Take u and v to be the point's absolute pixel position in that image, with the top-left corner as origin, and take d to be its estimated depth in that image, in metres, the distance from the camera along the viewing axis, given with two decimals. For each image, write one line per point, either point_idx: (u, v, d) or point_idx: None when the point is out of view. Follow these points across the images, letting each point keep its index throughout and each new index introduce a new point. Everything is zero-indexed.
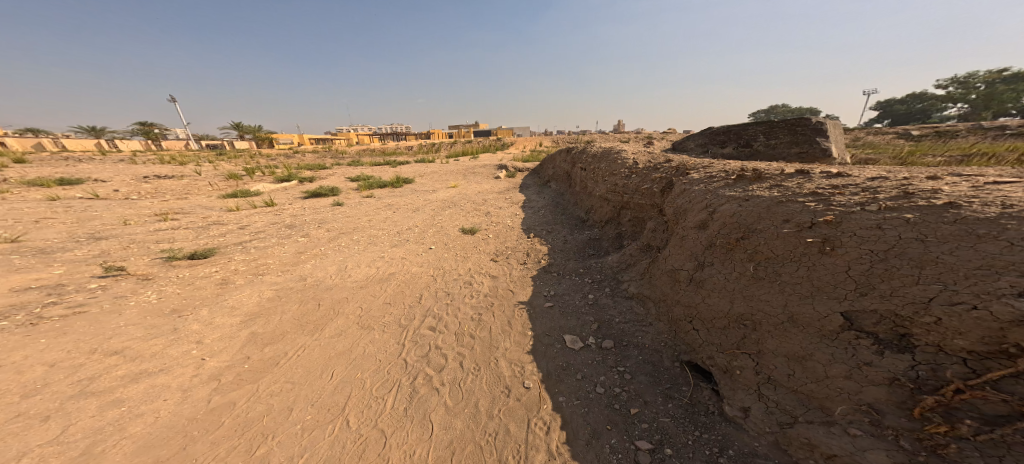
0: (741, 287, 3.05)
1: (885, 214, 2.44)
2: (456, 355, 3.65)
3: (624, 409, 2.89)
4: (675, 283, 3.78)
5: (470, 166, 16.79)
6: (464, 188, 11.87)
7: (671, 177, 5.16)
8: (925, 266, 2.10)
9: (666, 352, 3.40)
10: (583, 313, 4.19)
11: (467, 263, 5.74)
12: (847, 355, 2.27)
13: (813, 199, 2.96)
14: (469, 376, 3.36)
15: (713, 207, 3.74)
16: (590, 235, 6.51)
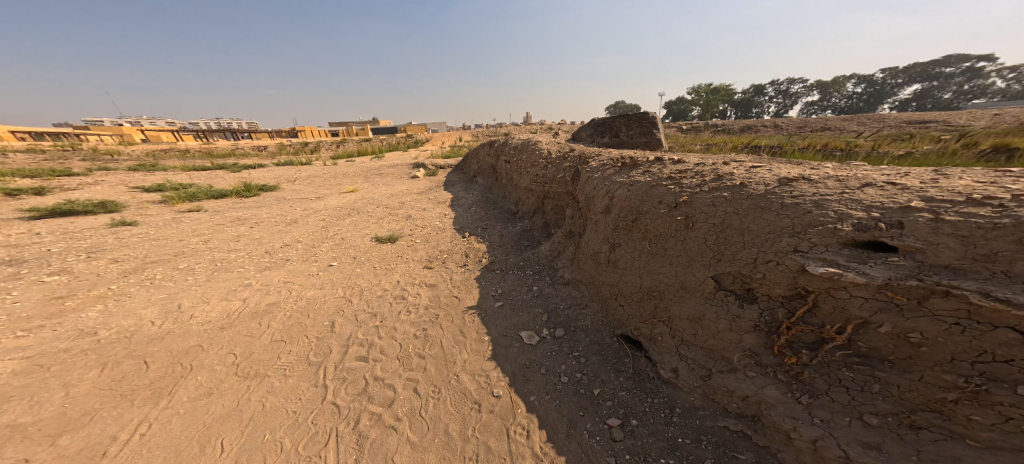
0: (643, 263, 3.50)
1: (716, 193, 3.13)
2: (407, 382, 3.29)
3: (588, 392, 3.04)
4: (596, 266, 4.11)
5: (378, 168, 15.42)
6: (373, 192, 10.78)
7: (576, 165, 5.56)
8: (743, 233, 2.76)
9: (605, 329, 3.67)
10: (531, 306, 4.25)
11: (394, 275, 5.25)
12: (724, 311, 2.77)
13: (668, 184, 3.64)
14: (428, 401, 3.07)
15: (611, 192, 4.24)
16: (520, 227, 6.60)
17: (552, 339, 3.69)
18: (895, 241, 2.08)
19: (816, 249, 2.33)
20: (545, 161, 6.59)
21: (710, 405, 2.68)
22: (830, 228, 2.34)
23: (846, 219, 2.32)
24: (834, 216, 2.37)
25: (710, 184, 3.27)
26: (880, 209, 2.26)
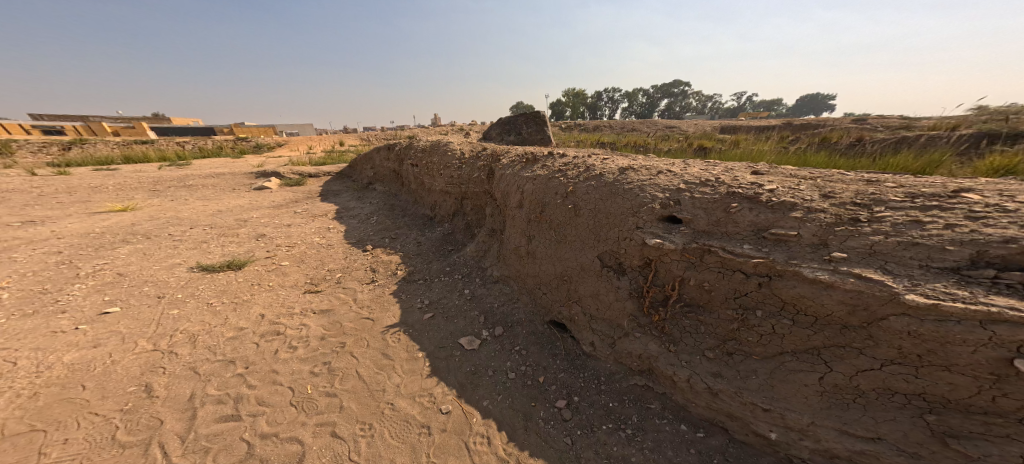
0: (548, 251, 3.69)
1: (590, 182, 3.46)
2: (320, 428, 2.68)
3: (534, 381, 3.13)
4: (514, 258, 4.22)
5: (210, 173, 11.83)
6: (204, 206, 8.19)
7: (490, 163, 5.39)
8: (597, 217, 3.21)
9: (537, 318, 3.76)
10: (468, 311, 4.08)
11: (252, 307, 4.10)
12: (609, 285, 3.09)
13: (545, 178, 3.96)
14: (360, 442, 2.58)
15: (522, 186, 4.22)
16: (441, 231, 6.24)
17: (494, 338, 3.65)
18: (681, 215, 2.75)
19: (648, 225, 2.85)
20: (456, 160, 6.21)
21: (622, 367, 2.97)
22: (646, 207, 2.92)
23: (656, 200, 2.92)
24: (650, 198, 2.96)
25: (562, 178, 3.76)
26: (676, 190, 2.93)
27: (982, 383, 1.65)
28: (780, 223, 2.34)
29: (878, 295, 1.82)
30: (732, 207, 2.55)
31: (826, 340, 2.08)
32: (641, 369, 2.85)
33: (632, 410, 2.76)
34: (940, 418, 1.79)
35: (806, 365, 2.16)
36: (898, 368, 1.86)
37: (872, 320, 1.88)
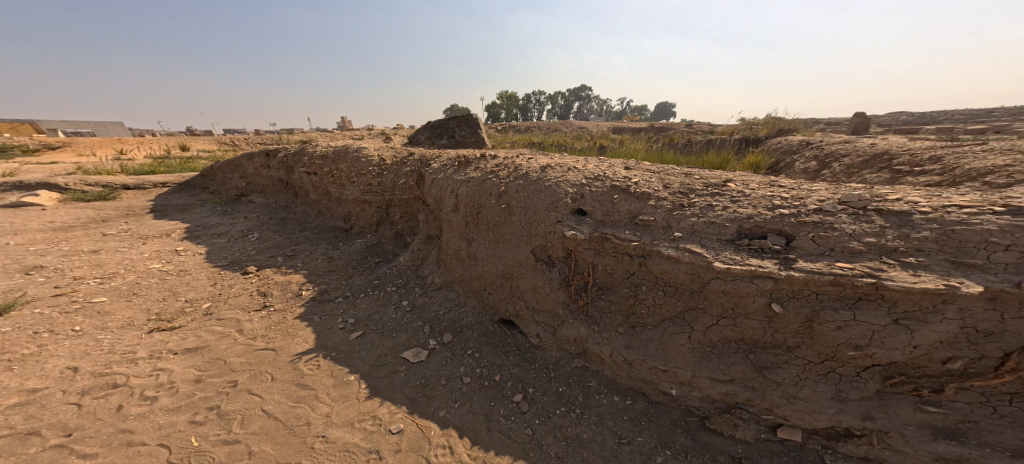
0: (467, 258, 2.74)
1: (518, 180, 2.51)
2: None
3: (493, 380, 2.20)
4: (426, 255, 3.40)
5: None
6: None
7: (418, 167, 3.83)
8: (505, 216, 2.45)
9: (487, 319, 2.61)
10: (399, 317, 2.85)
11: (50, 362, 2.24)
12: (551, 284, 2.23)
13: (440, 174, 3.33)
14: None
15: (455, 191, 2.89)
16: (361, 245, 4.18)
17: (423, 339, 2.58)
18: (582, 205, 2.18)
19: (566, 218, 2.16)
20: (375, 163, 4.19)
21: (567, 352, 2.18)
22: (559, 201, 2.23)
23: (566, 191, 2.26)
24: (563, 192, 2.26)
25: (446, 174, 3.21)
26: (586, 180, 2.33)
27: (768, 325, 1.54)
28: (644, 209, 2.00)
29: (695, 266, 1.66)
30: (613, 196, 2.14)
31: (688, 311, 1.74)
32: (576, 352, 2.14)
33: (579, 392, 2.02)
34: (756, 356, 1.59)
35: (676, 329, 1.79)
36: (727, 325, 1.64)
37: (702, 283, 1.66)
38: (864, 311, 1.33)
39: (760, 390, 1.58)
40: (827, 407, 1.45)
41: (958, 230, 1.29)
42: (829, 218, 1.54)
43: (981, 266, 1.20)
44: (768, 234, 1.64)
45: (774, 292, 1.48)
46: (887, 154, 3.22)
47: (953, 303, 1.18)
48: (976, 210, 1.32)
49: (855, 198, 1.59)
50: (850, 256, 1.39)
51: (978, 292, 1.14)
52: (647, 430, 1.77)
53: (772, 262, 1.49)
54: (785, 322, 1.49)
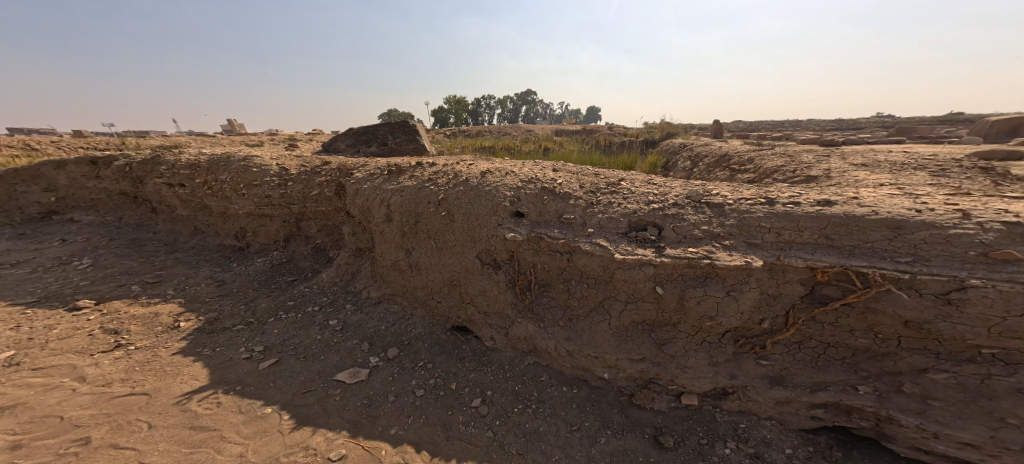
0: (404, 272, 2.36)
1: (461, 187, 2.20)
2: None
3: (452, 387, 1.91)
4: (357, 270, 2.78)
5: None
6: None
7: (341, 179, 2.92)
8: (445, 224, 2.15)
9: (438, 328, 2.25)
10: (330, 338, 2.25)
11: None
12: (495, 286, 2.05)
13: (368, 183, 2.66)
14: None
15: (387, 201, 2.42)
16: (263, 266, 3.17)
17: (360, 358, 2.08)
18: (518, 207, 2.05)
19: (505, 220, 2.01)
20: (274, 172, 3.20)
21: (520, 350, 2.01)
22: (497, 205, 2.06)
23: (504, 194, 2.09)
24: (501, 195, 2.08)
25: (375, 183, 2.62)
26: (521, 182, 2.18)
27: (656, 307, 1.68)
28: (564, 208, 2.00)
29: (607, 260, 1.73)
30: (544, 198, 2.06)
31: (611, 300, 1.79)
32: (527, 349, 1.98)
33: (532, 388, 1.86)
34: (658, 335, 1.71)
35: (599, 317, 1.81)
36: (635, 314, 1.74)
37: (611, 274, 1.73)
38: (709, 286, 1.56)
39: (656, 364, 1.69)
40: (700, 371, 1.62)
41: (747, 217, 1.64)
42: (678, 210, 1.80)
43: (758, 245, 1.55)
44: (646, 225, 1.82)
45: (655, 276, 1.64)
46: (727, 156, 4.09)
47: (750, 274, 1.50)
48: (756, 202, 1.71)
49: (693, 194, 1.90)
50: (686, 244, 1.65)
51: (765, 264, 1.47)
52: (591, 415, 1.72)
53: (645, 251, 1.67)
54: (666, 302, 1.64)
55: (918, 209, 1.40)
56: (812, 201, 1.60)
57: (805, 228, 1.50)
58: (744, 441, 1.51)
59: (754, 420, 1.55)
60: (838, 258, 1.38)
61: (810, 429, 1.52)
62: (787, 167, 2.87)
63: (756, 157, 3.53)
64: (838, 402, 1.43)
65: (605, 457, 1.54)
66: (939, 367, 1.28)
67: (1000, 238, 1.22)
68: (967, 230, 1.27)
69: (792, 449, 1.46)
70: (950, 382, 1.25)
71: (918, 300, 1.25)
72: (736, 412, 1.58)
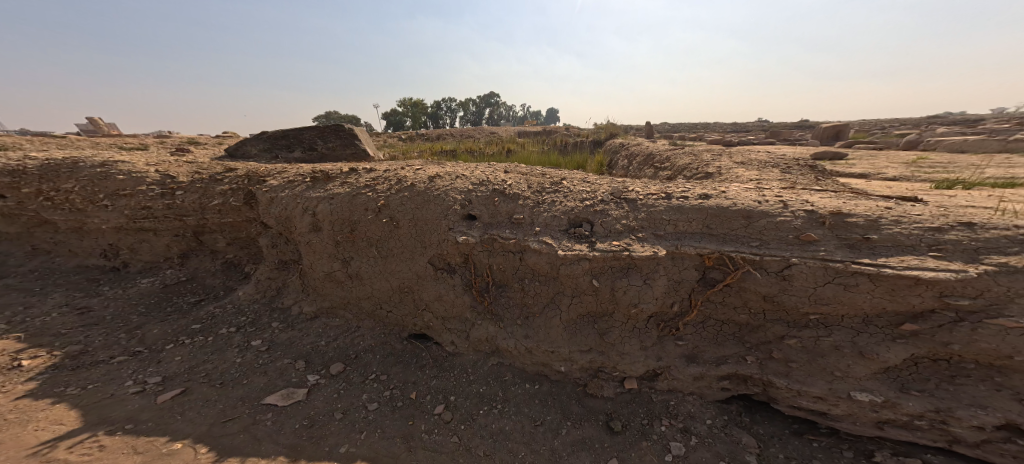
0: (344, 283, 2.25)
1: (404, 193, 2.13)
2: None
3: (407, 396, 1.84)
4: (284, 285, 2.55)
5: None
6: None
7: (253, 186, 2.67)
8: (390, 231, 2.08)
9: (391, 336, 2.17)
10: (246, 359, 2.03)
11: None
12: (453, 291, 2.02)
13: (286, 191, 2.48)
14: None
15: (312, 210, 2.29)
16: (150, 287, 2.74)
17: (295, 376, 1.93)
18: (470, 210, 2.02)
19: (457, 224, 1.98)
20: (151, 179, 2.85)
21: (482, 351, 1.99)
22: (449, 208, 2.02)
23: (455, 197, 2.05)
24: (452, 199, 2.04)
25: (294, 191, 2.45)
26: (472, 185, 2.15)
27: (595, 298, 1.78)
28: (504, 207, 2.02)
29: (552, 258, 1.79)
30: (494, 199, 2.06)
31: (556, 295, 1.85)
32: (490, 350, 1.97)
33: (496, 388, 1.85)
34: (604, 325, 1.81)
35: (552, 313, 1.87)
36: (580, 307, 1.82)
37: (557, 270, 1.80)
38: (631, 276, 1.71)
39: (600, 353, 1.79)
40: (633, 355, 1.75)
41: (653, 212, 1.83)
42: (605, 206, 1.94)
43: (664, 235, 1.75)
44: (580, 221, 1.93)
45: (591, 270, 1.74)
46: (653, 155, 4.50)
47: (662, 263, 1.68)
48: (659, 197, 1.92)
49: (615, 191, 2.06)
50: (610, 238, 1.79)
51: (670, 252, 1.67)
52: (552, 409, 1.75)
53: (580, 246, 1.77)
54: (602, 293, 1.75)
55: (761, 203, 1.72)
56: (695, 196, 1.86)
57: (693, 219, 1.74)
58: (676, 417, 1.64)
59: (680, 397, 1.70)
60: (717, 245, 1.63)
61: (724, 400, 1.71)
62: (696, 169, 3.24)
63: (674, 158, 3.93)
64: (736, 372, 1.63)
65: (566, 448, 1.58)
66: (791, 334, 1.54)
67: (807, 224, 1.56)
68: (791, 218, 1.59)
69: (710, 419, 1.62)
70: (797, 345, 1.52)
71: (767, 277, 1.52)
72: (666, 391, 1.72)
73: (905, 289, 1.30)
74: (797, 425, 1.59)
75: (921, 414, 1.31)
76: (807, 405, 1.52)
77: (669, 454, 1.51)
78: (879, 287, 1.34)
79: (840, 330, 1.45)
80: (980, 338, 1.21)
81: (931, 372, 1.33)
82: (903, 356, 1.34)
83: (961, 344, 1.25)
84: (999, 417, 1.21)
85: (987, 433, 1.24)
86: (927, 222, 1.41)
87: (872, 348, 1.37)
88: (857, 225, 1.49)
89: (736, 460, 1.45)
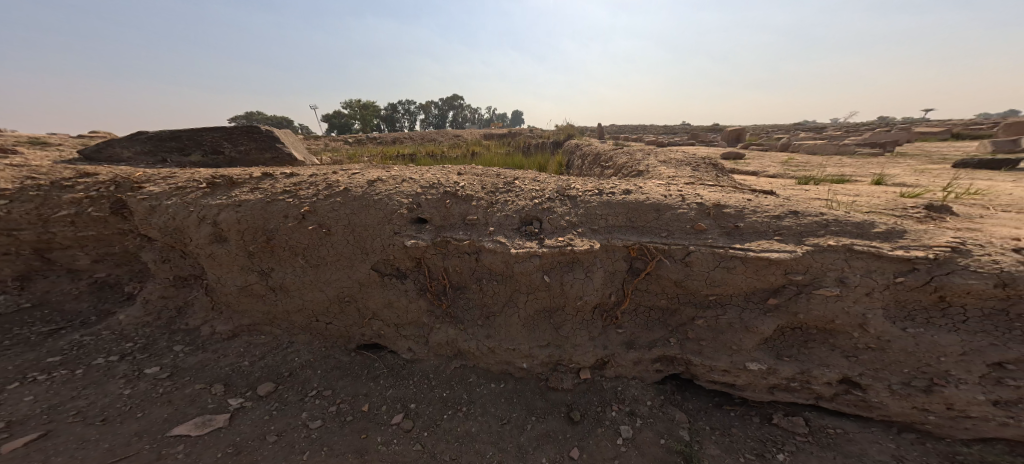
0: (265, 296, 2.06)
1: (335, 198, 2.01)
2: None
3: (358, 409, 1.74)
4: (189, 303, 2.22)
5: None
6: None
7: (126, 194, 2.22)
8: (321, 238, 1.94)
9: (334, 348, 2.05)
10: (138, 390, 1.72)
11: None
12: (406, 296, 1.96)
13: (173, 198, 2.14)
14: None
15: (211, 219, 2.02)
16: None
17: (212, 402, 1.70)
18: (419, 214, 1.97)
19: (405, 228, 1.91)
20: None
21: (444, 356, 1.96)
22: (394, 212, 1.94)
23: (400, 201, 1.98)
24: (397, 203, 1.97)
25: (184, 198, 2.13)
26: (420, 188, 2.10)
27: (544, 293, 1.83)
28: (455, 208, 1.99)
29: (506, 256, 1.80)
30: (445, 201, 2.01)
31: (505, 295, 1.88)
32: (451, 353, 1.94)
33: (460, 391, 1.83)
34: (560, 320, 1.86)
35: (512, 310, 1.88)
36: (536, 303, 1.86)
37: (511, 268, 1.81)
38: (575, 270, 1.78)
39: (558, 347, 1.84)
40: (585, 347, 1.82)
41: (590, 209, 1.93)
42: (552, 203, 2.00)
43: (598, 230, 1.85)
44: (530, 220, 1.96)
45: (542, 267, 1.79)
46: (598, 156, 4.73)
47: (598, 256, 1.77)
48: (594, 193, 2.04)
49: (559, 189, 2.14)
50: (557, 234, 1.84)
51: (604, 245, 1.77)
52: (517, 406, 1.77)
53: (531, 244, 1.80)
54: (554, 289, 1.80)
55: (666, 197, 1.97)
56: (619, 193, 2.03)
57: (617, 213, 1.89)
58: (624, 401, 1.75)
59: (626, 382, 1.81)
60: (637, 237, 1.78)
61: (660, 380, 1.85)
62: (631, 169, 3.45)
63: (615, 158, 4.14)
64: (664, 354, 1.77)
65: (532, 443, 1.60)
66: (699, 315, 1.74)
67: (698, 215, 1.82)
68: (686, 211, 1.84)
69: (650, 400, 1.75)
70: (704, 324, 1.72)
71: (675, 264, 1.71)
72: (614, 378, 1.82)
73: (764, 268, 1.60)
74: (718, 397, 1.77)
75: (793, 376, 1.58)
76: (719, 378, 1.70)
77: (620, 437, 1.59)
78: (747, 267, 1.62)
79: (730, 307, 1.69)
80: (815, 306, 1.52)
81: (793, 339, 1.62)
82: (773, 326, 1.60)
83: (804, 312, 1.55)
84: (838, 373, 1.52)
85: (833, 387, 1.55)
86: (770, 212, 1.77)
87: (753, 322, 1.62)
88: (728, 214, 1.80)
89: (673, 436, 1.59)
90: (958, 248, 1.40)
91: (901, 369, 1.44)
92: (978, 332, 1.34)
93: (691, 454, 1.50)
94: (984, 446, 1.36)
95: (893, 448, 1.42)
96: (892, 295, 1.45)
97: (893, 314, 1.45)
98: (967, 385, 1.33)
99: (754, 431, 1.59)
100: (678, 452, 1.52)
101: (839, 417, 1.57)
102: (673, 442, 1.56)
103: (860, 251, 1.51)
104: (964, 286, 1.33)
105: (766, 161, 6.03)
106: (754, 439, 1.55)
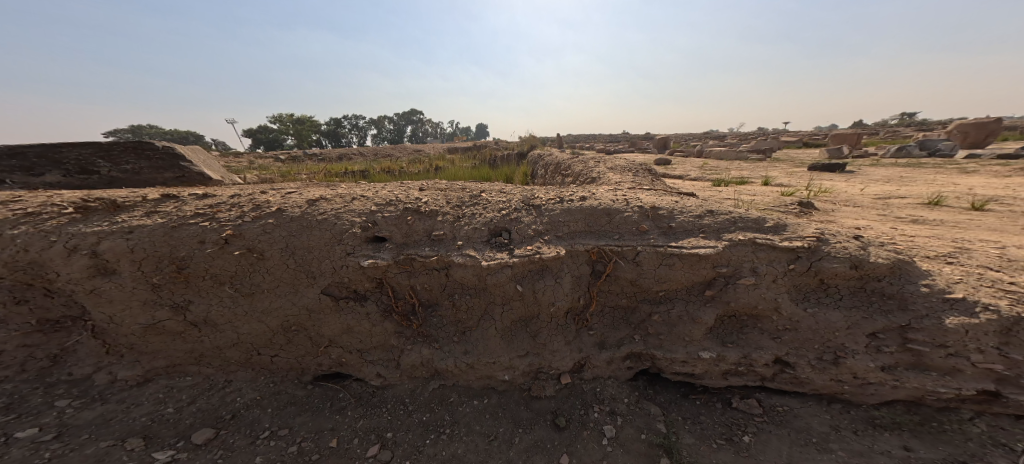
0: (184, 333, 1.87)
1: (265, 220, 1.88)
2: None
3: (321, 446, 1.62)
4: (67, 350, 1.88)
5: None
6: None
7: None
8: (253, 264, 1.81)
9: (286, 383, 1.92)
10: (10, 459, 1.42)
11: None
12: (364, 319, 1.88)
13: (19, 226, 1.74)
14: None
15: (88, 249, 1.74)
16: None
17: (131, 459, 1.49)
18: (376, 232, 1.91)
19: (360, 247, 1.86)
20: None
21: (419, 378, 1.89)
22: (345, 231, 1.88)
23: (350, 220, 1.92)
24: (348, 221, 1.91)
25: (37, 225, 1.75)
26: (375, 206, 2.04)
27: (510, 301, 1.83)
28: (418, 225, 1.95)
29: (478, 269, 1.78)
30: (406, 217, 1.97)
31: (476, 309, 1.86)
32: (427, 374, 1.88)
33: (441, 413, 1.77)
34: (534, 327, 1.86)
35: (487, 324, 1.86)
36: (510, 313, 1.85)
37: (483, 280, 1.80)
38: (545, 276, 1.80)
39: (536, 355, 1.84)
40: (562, 352, 1.84)
41: (551, 217, 1.98)
42: (517, 214, 2.02)
43: (561, 236, 1.89)
44: (499, 231, 1.97)
45: (514, 276, 1.79)
46: (558, 164, 4.90)
47: (564, 261, 1.81)
48: (557, 201, 2.10)
49: (525, 199, 2.17)
50: (526, 242, 1.87)
51: (569, 251, 1.81)
52: (503, 420, 1.73)
53: (502, 255, 1.80)
54: (525, 297, 1.81)
55: (614, 201, 2.06)
56: (576, 199, 2.11)
57: (577, 219, 1.95)
58: (603, 401, 1.76)
59: (602, 382, 1.83)
60: (596, 240, 1.84)
61: (631, 378, 1.88)
62: (585, 176, 3.61)
63: (570, 167, 4.30)
64: (631, 351, 1.82)
65: (521, 456, 1.56)
66: (654, 310, 1.81)
67: (640, 217, 1.92)
68: (631, 213, 1.94)
69: (627, 397, 1.78)
70: (660, 319, 1.79)
71: (627, 264, 1.79)
72: (592, 379, 1.84)
73: (697, 263, 1.73)
74: (684, 388, 1.83)
75: (739, 360, 1.68)
76: (680, 369, 1.77)
77: (605, 437, 1.60)
78: (684, 263, 1.74)
79: (677, 301, 1.78)
80: (741, 293, 1.67)
81: (734, 326, 1.74)
82: (713, 316, 1.71)
83: (735, 300, 1.68)
84: (771, 354, 1.64)
85: (771, 368, 1.66)
86: (693, 211, 1.93)
87: (697, 313, 1.72)
88: (661, 215, 1.93)
89: (651, 430, 1.62)
90: (823, 237, 1.69)
91: (814, 346, 1.60)
92: (853, 306, 1.58)
93: (670, 445, 1.53)
94: (891, 408, 1.51)
95: (830, 418, 1.53)
96: (791, 280, 1.65)
97: (797, 297, 1.65)
98: (860, 354, 1.52)
99: (719, 417, 1.65)
100: (659, 444, 1.55)
101: (783, 396, 1.67)
102: (652, 436, 1.59)
103: (763, 244, 1.70)
104: (834, 270, 1.60)
105: (689, 166, 6.75)
106: (721, 425, 1.61)
